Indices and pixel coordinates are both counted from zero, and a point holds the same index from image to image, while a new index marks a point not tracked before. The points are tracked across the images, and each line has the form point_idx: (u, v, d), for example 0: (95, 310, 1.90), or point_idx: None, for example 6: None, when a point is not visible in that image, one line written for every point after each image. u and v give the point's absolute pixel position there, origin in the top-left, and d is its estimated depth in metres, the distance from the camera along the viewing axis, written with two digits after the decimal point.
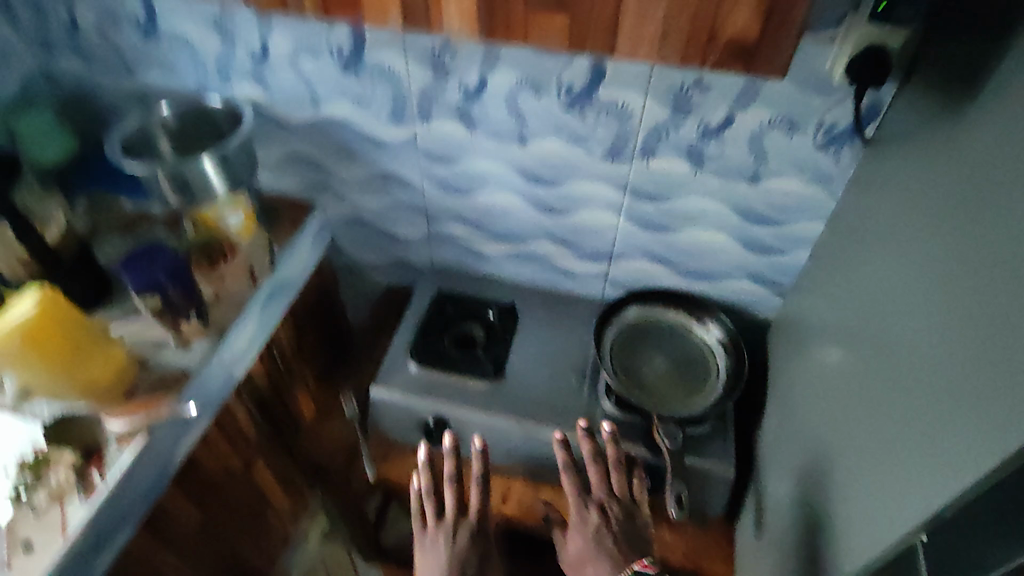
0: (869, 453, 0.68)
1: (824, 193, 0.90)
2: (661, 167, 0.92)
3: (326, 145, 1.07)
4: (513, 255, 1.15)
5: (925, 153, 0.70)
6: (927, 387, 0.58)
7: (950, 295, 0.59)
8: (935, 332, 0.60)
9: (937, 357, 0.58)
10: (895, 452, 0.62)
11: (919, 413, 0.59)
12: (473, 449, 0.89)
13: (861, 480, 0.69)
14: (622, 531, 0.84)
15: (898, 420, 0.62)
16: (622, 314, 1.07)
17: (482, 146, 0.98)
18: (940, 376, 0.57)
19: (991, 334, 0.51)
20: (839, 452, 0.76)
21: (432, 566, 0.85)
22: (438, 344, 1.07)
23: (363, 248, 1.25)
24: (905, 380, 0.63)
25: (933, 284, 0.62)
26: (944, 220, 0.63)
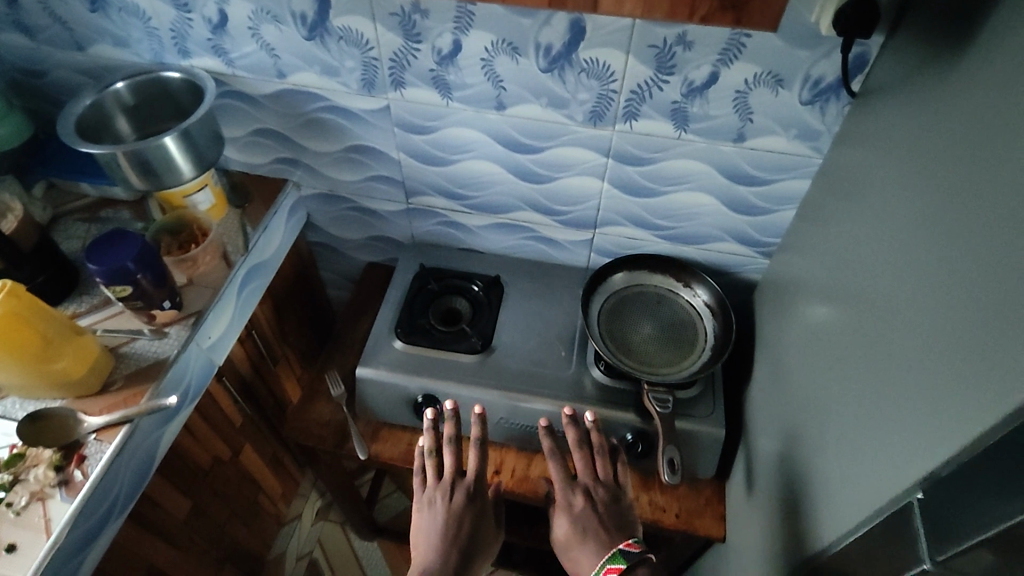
0: (860, 413, 0.68)
1: (810, 150, 0.89)
2: (645, 129, 0.90)
3: (296, 118, 1.03)
4: (495, 226, 1.12)
5: (915, 107, 0.68)
6: (921, 345, 0.58)
7: (942, 251, 0.58)
8: (928, 289, 0.59)
9: (931, 314, 0.57)
10: (887, 409, 0.62)
11: (914, 371, 0.58)
12: (474, 415, 0.89)
13: (852, 438, 0.69)
14: (607, 515, 0.84)
15: (891, 379, 0.62)
16: (609, 281, 1.06)
17: (459, 113, 0.94)
18: (934, 333, 0.56)
19: (986, 290, 0.51)
20: (830, 410, 0.76)
21: (429, 525, 0.84)
22: (423, 320, 1.05)
23: (340, 225, 1.21)
24: (898, 339, 0.63)
25: (925, 241, 0.61)
26: (935, 176, 0.62)
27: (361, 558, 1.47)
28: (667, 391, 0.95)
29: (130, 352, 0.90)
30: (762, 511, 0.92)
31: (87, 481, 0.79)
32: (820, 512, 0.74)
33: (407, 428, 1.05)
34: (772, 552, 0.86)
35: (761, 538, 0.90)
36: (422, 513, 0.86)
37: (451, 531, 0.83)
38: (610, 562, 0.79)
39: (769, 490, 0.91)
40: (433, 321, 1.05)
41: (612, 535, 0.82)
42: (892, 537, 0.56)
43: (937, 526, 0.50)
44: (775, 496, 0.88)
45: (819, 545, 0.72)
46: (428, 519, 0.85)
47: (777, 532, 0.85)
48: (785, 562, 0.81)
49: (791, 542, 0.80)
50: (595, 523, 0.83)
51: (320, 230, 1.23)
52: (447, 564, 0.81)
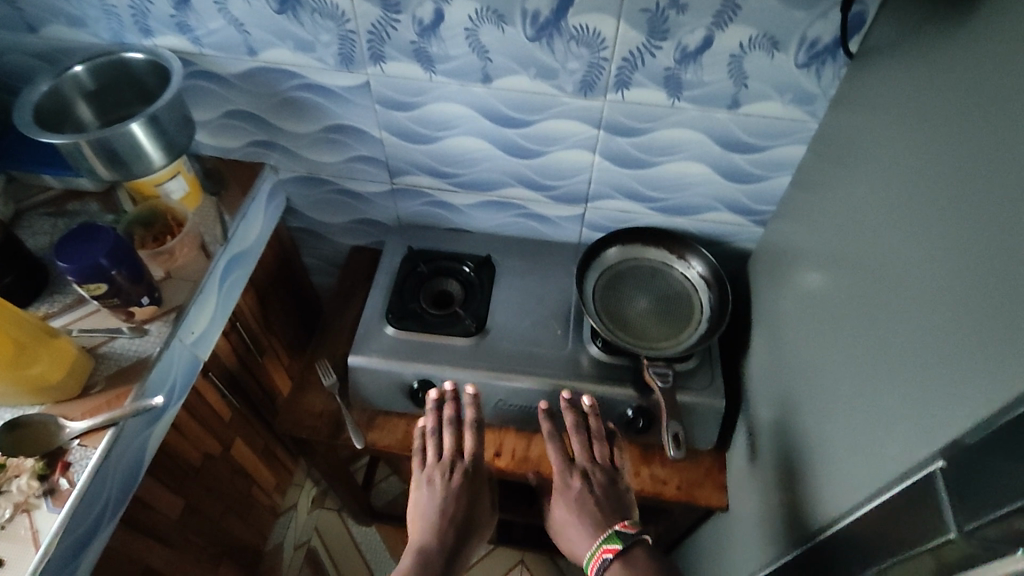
0: (866, 385, 0.67)
1: (806, 114, 0.86)
2: (638, 98, 0.87)
3: (269, 98, 0.98)
4: (483, 203, 1.08)
5: (917, 66, 0.66)
6: (935, 315, 0.57)
7: (954, 217, 0.57)
8: (939, 257, 0.58)
9: (946, 283, 0.56)
10: (896, 379, 0.62)
11: (927, 343, 0.57)
12: (469, 398, 0.90)
13: (857, 408, 0.69)
14: (604, 496, 0.86)
15: (900, 352, 0.62)
16: (603, 257, 1.04)
17: (443, 87, 0.90)
18: (952, 302, 0.55)
19: (1009, 255, 0.50)
20: (831, 379, 0.76)
21: (427, 503, 0.85)
22: (414, 304, 1.02)
23: (320, 208, 1.16)
24: (906, 310, 0.62)
25: (932, 207, 0.60)
26: (941, 138, 0.61)
27: (360, 545, 1.46)
28: (666, 366, 0.94)
29: (110, 352, 0.86)
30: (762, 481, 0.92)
31: (74, 490, 0.75)
32: (825, 484, 0.74)
33: (403, 415, 1.03)
34: (774, 522, 0.86)
35: (762, 507, 0.90)
36: (419, 488, 0.87)
37: (448, 509, 0.85)
38: (605, 544, 0.81)
39: (769, 460, 0.90)
40: (425, 305, 1.02)
41: (608, 516, 0.84)
42: (909, 507, 0.56)
43: (966, 495, 0.49)
44: (776, 465, 0.88)
45: (827, 515, 0.72)
46: (425, 493, 0.86)
47: (779, 502, 0.86)
48: (789, 531, 0.81)
49: (795, 512, 0.80)
50: (590, 506, 0.84)
51: (300, 214, 1.18)
52: (442, 542, 0.82)
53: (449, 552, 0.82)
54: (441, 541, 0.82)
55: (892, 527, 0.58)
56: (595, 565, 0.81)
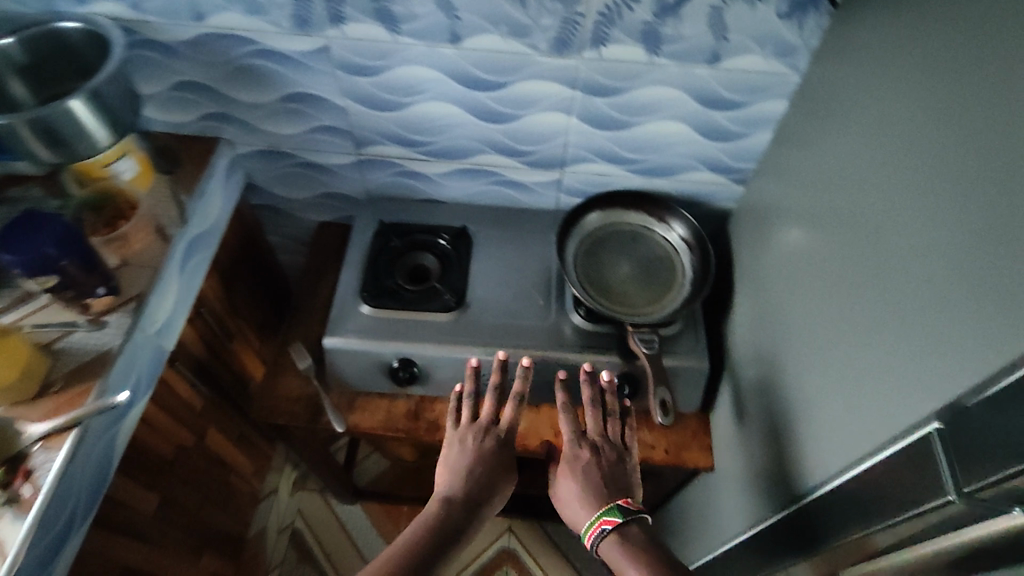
0: (851, 348, 0.67)
1: (787, 67, 0.83)
2: (616, 56, 0.83)
3: (221, 67, 0.91)
4: (456, 172, 1.04)
5: (906, 14, 0.64)
6: (921, 276, 0.56)
7: (940, 173, 0.56)
8: (926, 215, 0.57)
9: (931, 242, 0.55)
10: (879, 333, 0.62)
11: (914, 304, 0.57)
12: (519, 366, 0.87)
13: (841, 364, 0.69)
14: (608, 472, 0.83)
15: (886, 314, 0.61)
16: (583, 223, 1.01)
17: (409, 49, 0.85)
18: (938, 261, 0.54)
19: (996, 208, 0.49)
20: (813, 336, 0.76)
21: (455, 462, 0.83)
22: (390, 281, 0.98)
23: (283, 183, 1.10)
24: (892, 271, 0.61)
25: (918, 164, 0.59)
26: (928, 92, 0.59)
27: (347, 525, 1.43)
28: (651, 332, 0.92)
29: (66, 347, 0.80)
30: (746, 441, 0.92)
31: (39, 496, 0.70)
32: (810, 445, 0.74)
33: (384, 395, 0.99)
34: (758, 481, 0.87)
35: (747, 467, 0.91)
36: (450, 447, 0.84)
37: (474, 473, 0.82)
38: (604, 517, 0.78)
39: (754, 420, 0.90)
40: (402, 281, 0.99)
41: (610, 490, 0.81)
42: (902, 466, 0.56)
43: (966, 454, 0.50)
44: (761, 424, 0.88)
45: (813, 474, 0.72)
46: (458, 452, 0.83)
47: (764, 462, 0.86)
48: (775, 491, 0.82)
49: (781, 471, 0.81)
50: (596, 478, 0.82)
51: (262, 191, 1.12)
52: (465, 504, 0.79)
53: (469, 515, 0.79)
54: (464, 505, 0.79)
55: (882, 486, 0.58)
56: (591, 537, 0.78)
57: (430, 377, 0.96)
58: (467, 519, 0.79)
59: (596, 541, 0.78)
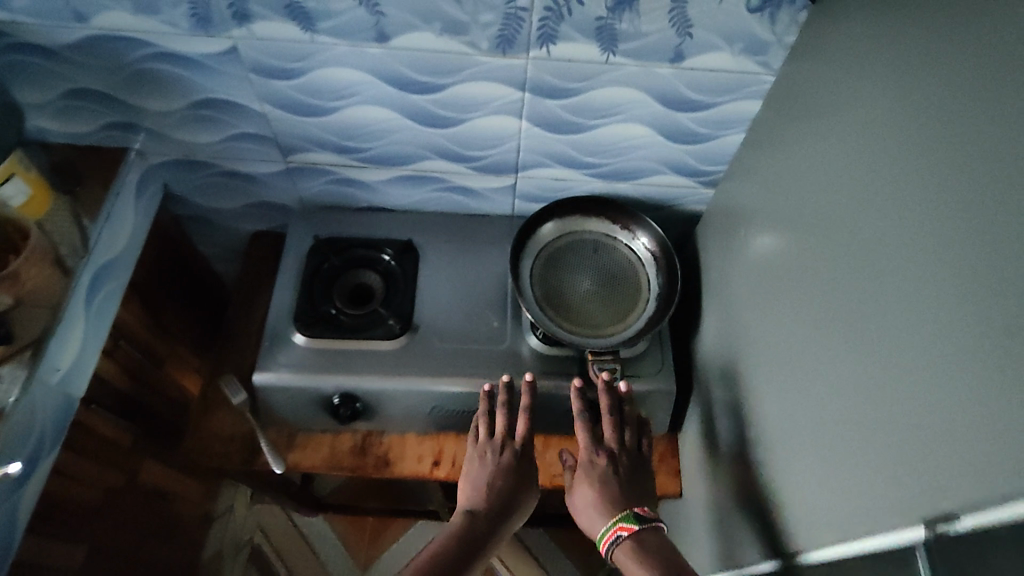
0: (823, 399, 0.60)
1: (760, 65, 0.73)
2: (566, 54, 0.72)
3: (116, 74, 0.78)
4: (398, 179, 0.94)
5: (891, 18, 0.55)
6: (904, 337, 0.49)
7: (927, 219, 0.48)
8: (910, 266, 0.49)
9: (917, 301, 0.48)
10: (856, 381, 0.55)
11: (896, 368, 0.50)
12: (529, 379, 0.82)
13: (813, 402, 0.63)
14: (625, 480, 0.80)
15: (864, 371, 0.54)
16: (538, 234, 0.93)
17: (330, 49, 0.73)
18: (924, 324, 0.47)
19: (993, 272, 0.42)
20: (784, 364, 0.70)
21: (475, 480, 0.79)
22: (326, 306, 0.89)
23: (207, 194, 0.98)
24: (869, 323, 0.54)
25: (900, 204, 0.51)
26: (911, 121, 0.51)
27: (310, 538, 1.33)
28: (613, 356, 0.85)
29: None
30: (717, 469, 0.86)
31: None
32: (784, 493, 0.68)
33: (328, 430, 0.91)
34: (730, 514, 0.82)
35: (718, 496, 0.85)
36: (471, 462, 0.81)
37: (495, 487, 0.78)
38: (621, 524, 0.75)
39: (723, 448, 0.84)
40: (340, 305, 0.90)
41: (628, 497, 0.78)
42: (886, 554, 0.49)
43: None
44: (730, 454, 0.82)
45: (787, 522, 0.67)
46: (479, 466, 0.80)
47: (737, 496, 0.80)
48: (750, 530, 0.76)
49: (756, 511, 0.75)
50: (613, 484, 0.79)
51: (184, 202, 1.00)
52: (488, 517, 0.76)
53: (493, 527, 0.77)
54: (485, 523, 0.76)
55: (864, 565, 0.52)
56: (608, 544, 0.75)
57: (377, 410, 0.88)
58: (491, 533, 0.76)
59: (612, 548, 0.75)
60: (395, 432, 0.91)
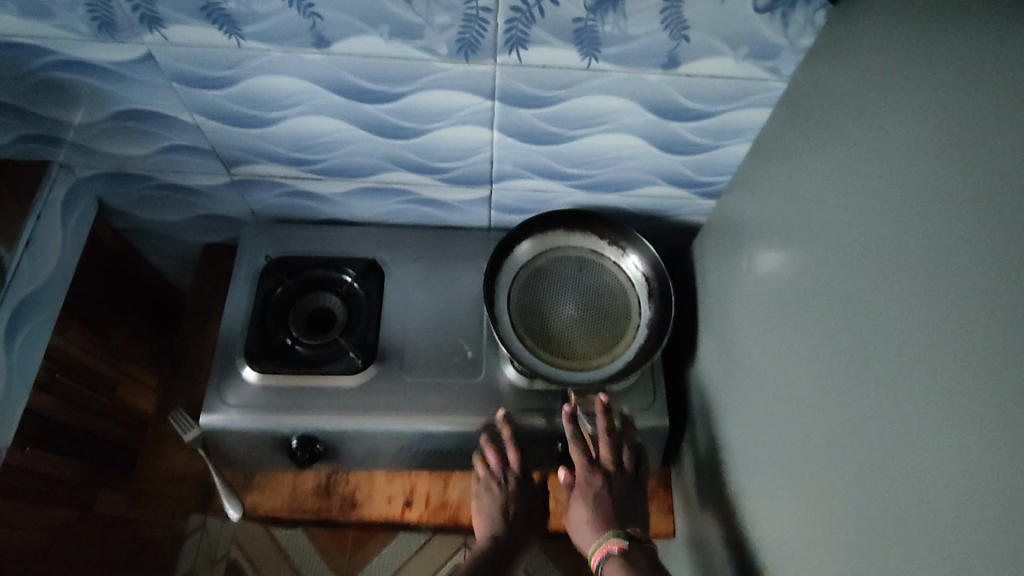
0: (833, 483, 0.53)
1: (768, 72, 0.63)
2: (540, 59, 0.61)
3: (19, 83, 0.68)
4: (358, 191, 0.84)
5: (944, 47, 0.46)
6: (944, 445, 0.42)
7: (986, 302, 0.40)
8: (956, 360, 0.41)
9: (965, 407, 0.40)
10: (878, 465, 0.47)
11: (931, 478, 0.42)
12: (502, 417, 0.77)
13: (819, 471, 0.55)
14: (620, 502, 0.74)
15: (885, 467, 0.46)
16: (515, 254, 0.83)
17: (261, 55, 0.62)
18: (975, 437, 0.39)
19: None
20: (785, 418, 0.61)
21: (487, 511, 0.78)
22: (281, 336, 0.80)
23: (147, 207, 0.89)
24: (895, 412, 0.46)
25: (948, 282, 0.43)
26: (969, 172, 0.42)
27: (286, 550, 1.28)
28: (600, 396, 0.77)
29: None
30: (711, 514, 0.78)
31: None
32: (783, 566, 0.61)
33: (289, 469, 0.84)
34: (724, 567, 0.74)
35: (712, 546, 0.77)
36: (480, 492, 0.79)
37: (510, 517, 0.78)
38: (612, 539, 0.70)
39: (718, 494, 0.76)
40: (297, 334, 0.80)
41: (621, 519, 0.73)
42: None
43: None
44: (724, 503, 0.74)
45: None
46: (488, 497, 0.78)
47: (732, 549, 0.73)
48: None
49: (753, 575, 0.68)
50: (607, 504, 0.73)
51: (124, 214, 0.90)
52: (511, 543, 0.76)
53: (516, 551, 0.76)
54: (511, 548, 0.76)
55: None
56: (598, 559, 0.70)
57: (338, 450, 0.80)
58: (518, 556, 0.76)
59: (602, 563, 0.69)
60: (364, 471, 0.84)
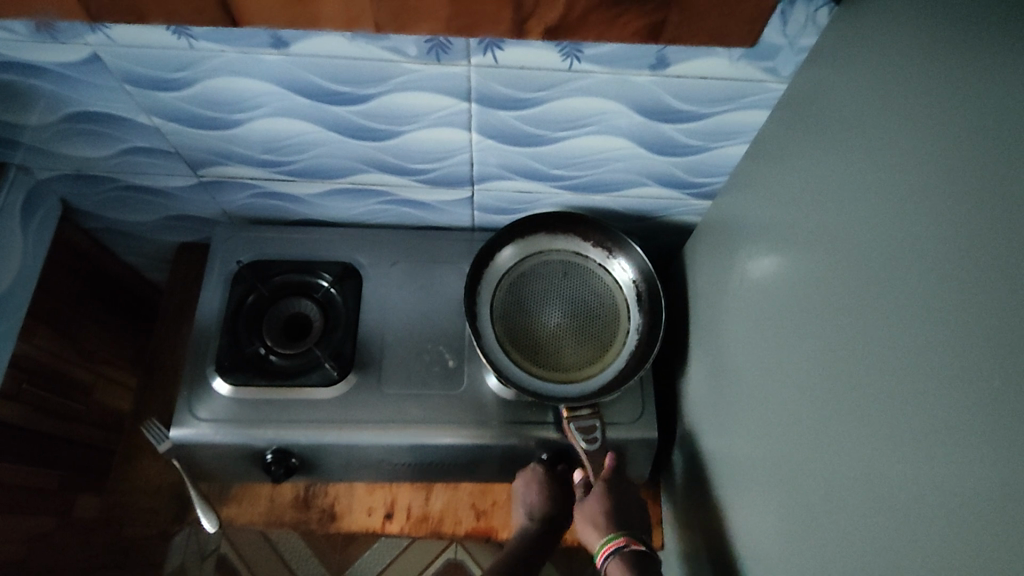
0: (817, 516, 0.50)
1: (765, 72, 0.59)
2: (518, 60, 0.57)
3: None
4: (333, 192, 0.79)
5: (946, 57, 0.42)
6: (933, 492, 0.38)
7: (991, 354, 0.36)
8: (954, 409, 0.38)
9: (958, 453, 0.37)
10: (866, 508, 0.44)
11: (921, 526, 0.39)
12: (503, 442, 0.75)
13: (804, 504, 0.52)
14: (628, 514, 0.72)
15: (873, 506, 0.43)
16: (495, 261, 0.79)
17: (215, 55, 0.57)
18: (969, 490, 0.36)
19: None
20: (769, 442, 0.58)
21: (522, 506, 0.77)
22: (254, 346, 0.76)
23: (114, 207, 0.85)
24: (885, 451, 0.43)
25: (944, 315, 0.39)
26: (980, 205, 0.38)
27: (280, 550, 1.19)
28: (590, 411, 0.73)
29: None
30: (695, 533, 0.75)
31: None
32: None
33: (266, 480, 0.83)
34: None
35: (697, 565, 0.74)
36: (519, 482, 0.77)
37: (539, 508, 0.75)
38: (618, 538, 0.69)
39: (702, 512, 0.73)
40: (270, 343, 0.77)
41: (625, 519, 0.72)
42: None
43: None
44: (709, 522, 0.71)
45: None
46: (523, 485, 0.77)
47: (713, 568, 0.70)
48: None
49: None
50: (604, 503, 0.72)
51: (92, 215, 0.86)
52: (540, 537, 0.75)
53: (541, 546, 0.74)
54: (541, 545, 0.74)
55: None
56: (605, 556, 0.69)
57: (314, 463, 0.78)
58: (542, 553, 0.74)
59: (608, 560, 0.69)
60: (343, 484, 0.83)
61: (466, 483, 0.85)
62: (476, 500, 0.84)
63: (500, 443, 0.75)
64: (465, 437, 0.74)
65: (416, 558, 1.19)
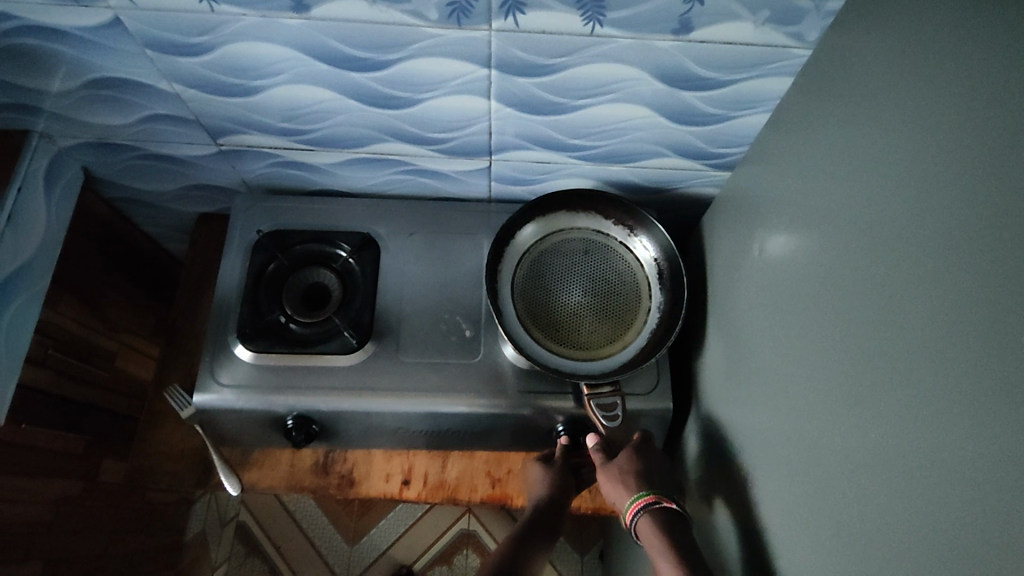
0: (832, 474, 0.51)
1: (790, 37, 0.58)
2: (540, 25, 0.56)
3: None
4: (352, 162, 0.80)
5: (975, 17, 0.41)
6: (956, 456, 0.38)
7: (1014, 315, 0.36)
8: (972, 367, 0.38)
9: (980, 415, 0.37)
10: (880, 464, 0.45)
11: (942, 489, 0.39)
12: (520, 411, 0.76)
13: (819, 464, 0.53)
14: (655, 476, 0.70)
15: (887, 462, 0.44)
16: (516, 238, 0.79)
17: (236, 19, 0.57)
18: (985, 446, 0.37)
19: None
20: (785, 404, 0.59)
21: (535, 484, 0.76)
22: (275, 314, 0.77)
23: (136, 176, 0.85)
24: (901, 410, 0.43)
25: (964, 276, 0.39)
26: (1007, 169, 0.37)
27: (299, 520, 1.22)
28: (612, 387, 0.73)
29: None
30: (704, 502, 0.75)
31: None
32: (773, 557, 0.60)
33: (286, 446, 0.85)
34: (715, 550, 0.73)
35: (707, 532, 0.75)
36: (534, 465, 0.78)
37: (552, 482, 0.75)
38: (648, 495, 0.67)
39: (714, 483, 0.73)
40: (291, 312, 0.77)
41: (653, 483, 0.70)
42: None
43: None
44: (720, 489, 0.72)
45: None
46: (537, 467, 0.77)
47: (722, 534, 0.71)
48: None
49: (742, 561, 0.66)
50: (628, 465, 0.71)
51: (112, 184, 0.87)
52: (551, 511, 0.73)
53: (552, 524, 0.73)
54: (551, 522, 0.73)
55: None
56: (632, 513, 0.67)
57: (334, 428, 0.79)
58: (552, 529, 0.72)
59: (636, 518, 0.67)
60: (361, 450, 0.85)
61: (481, 452, 0.86)
62: (491, 468, 0.85)
63: (517, 412, 0.76)
64: (484, 406, 0.75)
65: (431, 527, 1.21)
